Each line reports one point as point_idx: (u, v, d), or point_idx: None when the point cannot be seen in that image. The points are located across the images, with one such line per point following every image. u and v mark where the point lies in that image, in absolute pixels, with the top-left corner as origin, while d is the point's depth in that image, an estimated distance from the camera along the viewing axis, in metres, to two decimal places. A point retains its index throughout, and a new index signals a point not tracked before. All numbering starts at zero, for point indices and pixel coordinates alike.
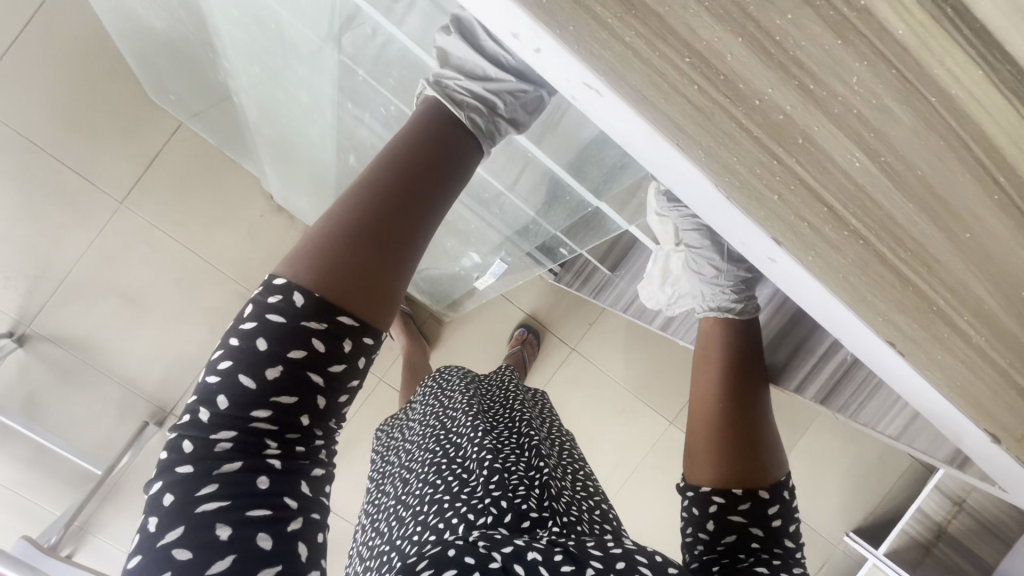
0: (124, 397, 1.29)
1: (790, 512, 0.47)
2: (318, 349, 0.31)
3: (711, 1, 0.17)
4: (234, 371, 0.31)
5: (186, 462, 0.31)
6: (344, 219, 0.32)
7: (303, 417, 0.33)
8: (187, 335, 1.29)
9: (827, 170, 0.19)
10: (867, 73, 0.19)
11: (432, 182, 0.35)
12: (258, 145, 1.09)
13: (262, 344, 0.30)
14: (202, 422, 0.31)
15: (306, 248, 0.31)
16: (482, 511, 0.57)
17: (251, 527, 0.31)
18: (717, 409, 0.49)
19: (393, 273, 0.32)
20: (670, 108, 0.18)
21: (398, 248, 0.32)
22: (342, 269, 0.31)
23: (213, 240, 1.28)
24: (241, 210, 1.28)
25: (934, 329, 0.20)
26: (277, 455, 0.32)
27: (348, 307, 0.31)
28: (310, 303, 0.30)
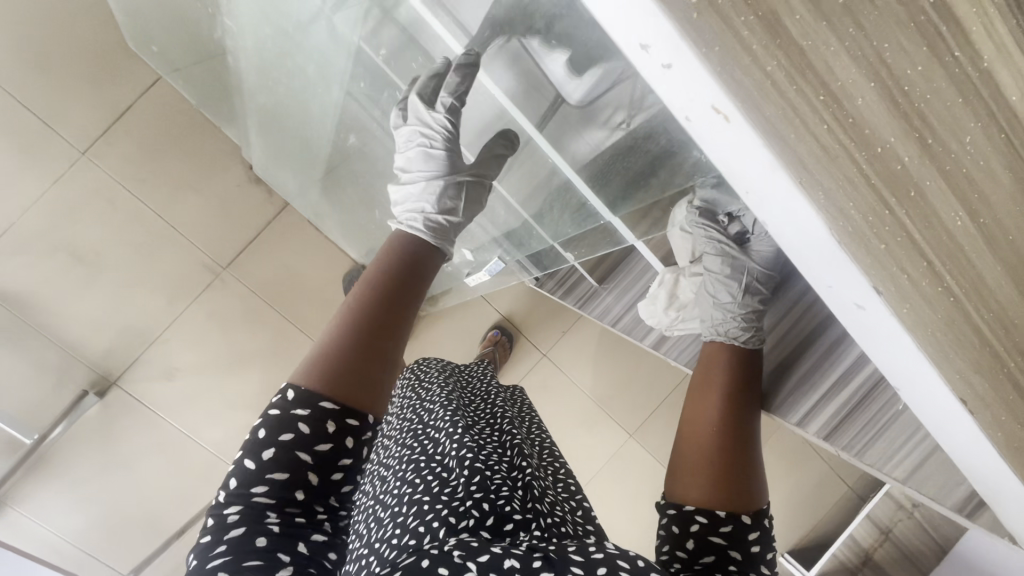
0: (64, 363, 1.24)
1: (768, 540, 0.47)
2: (303, 431, 0.41)
3: (853, 40, 0.17)
4: (242, 457, 0.41)
5: (207, 533, 0.40)
6: (332, 333, 0.44)
7: (298, 490, 0.41)
8: (143, 302, 1.27)
9: (932, 226, 0.19)
10: (978, 134, 0.19)
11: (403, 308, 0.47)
12: (246, 112, 1.04)
13: (262, 433, 0.41)
14: (220, 500, 0.41)
15: (304, 363, 0.43)
16: (464, 514, 0.55)
17: (243, 572, 0.38)
18: (705, 430, 0.50)
19: (369, 368, 0.43)
20: (798, 145, 0.18)
21: (373, 349, 0.44)
22: (328, 369, 0.42)
23: (185, 207, 1.25)
24: (218, 177, 1.26)
25: (1000, 390, 0.21)
26: (277, 522, 0.40)
27: (330, 394, 0.42)
28: (298, 395, 0.41)
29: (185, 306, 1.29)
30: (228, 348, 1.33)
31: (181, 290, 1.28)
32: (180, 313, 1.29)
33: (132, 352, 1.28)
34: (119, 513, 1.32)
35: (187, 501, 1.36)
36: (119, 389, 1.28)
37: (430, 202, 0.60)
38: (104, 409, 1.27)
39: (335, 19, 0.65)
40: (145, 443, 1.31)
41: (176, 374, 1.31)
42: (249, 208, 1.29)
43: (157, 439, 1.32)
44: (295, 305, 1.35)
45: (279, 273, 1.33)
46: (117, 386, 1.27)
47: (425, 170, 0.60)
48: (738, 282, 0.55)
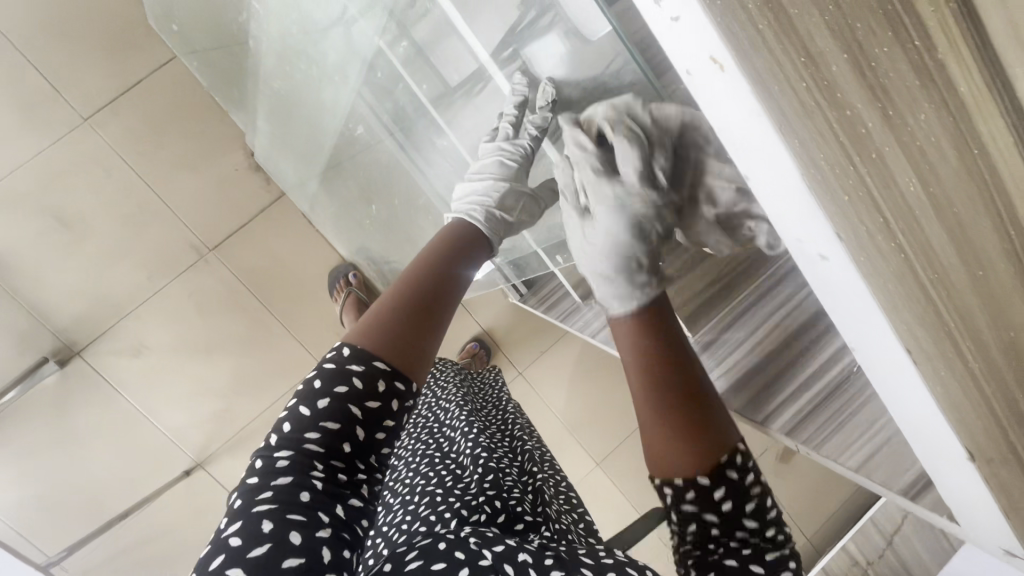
0: (28, 325, 1.20)
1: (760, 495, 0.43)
2: (357, 387, 0.45)
3: (830, 15, 0.20)
4: (296, 404, 0.46)
5: (254, 475, 0.45)
6: (391, 298, 0.51)
7: (344, 444, 0.45)
8: (121, 274, 1.25)
9: (888, 187, 0.22)
10: (931, 116, 0.21)
11: (451, 287, 0.54)
12: (255, 98, 1.07)
13: (317, 381, 0.46)
14: (269, 444, 0.46)
15: (363, 322, 0.49)
16: (476, 508, 0.59)
17: (287, 525, 0.42)
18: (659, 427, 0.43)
19: (423, 334, 0.49)
20: (780, 98, 0.21)
21: (427, 316, 0.50)
22: (385, 327, 0.48)
23: (179, 183, 1.26)
24: (217, 159, 1.27)
25: (940, 346, 0.24)
26: (320, 478, 0.44)
27: (384, 354, 0.47)
28: (354, 351, 0.47)
29: (164, 283, 1.28)
30: (201, 330, 1.31)
31: (163, 266, 1.27)
32: (158, 289, 1.27)
33: (100, 324, 1.25)
34: (58, 490, 1.26)
35: (133, 485, 1.30)
36: (82, 359, 1.24)
37: (491, 201, 0.68)
38: (62, 378, 1.23)
39: (371, 18, 0.73)
40: (98, 419, 1.26)
41: (143, 351, 1.28)
42: (244, 193, 1.30)
43: (112, 416, 1.27)
44: (276, 295, 1.34)
45: (265, 262, 1.33)
46: (80, 356, 1.24)
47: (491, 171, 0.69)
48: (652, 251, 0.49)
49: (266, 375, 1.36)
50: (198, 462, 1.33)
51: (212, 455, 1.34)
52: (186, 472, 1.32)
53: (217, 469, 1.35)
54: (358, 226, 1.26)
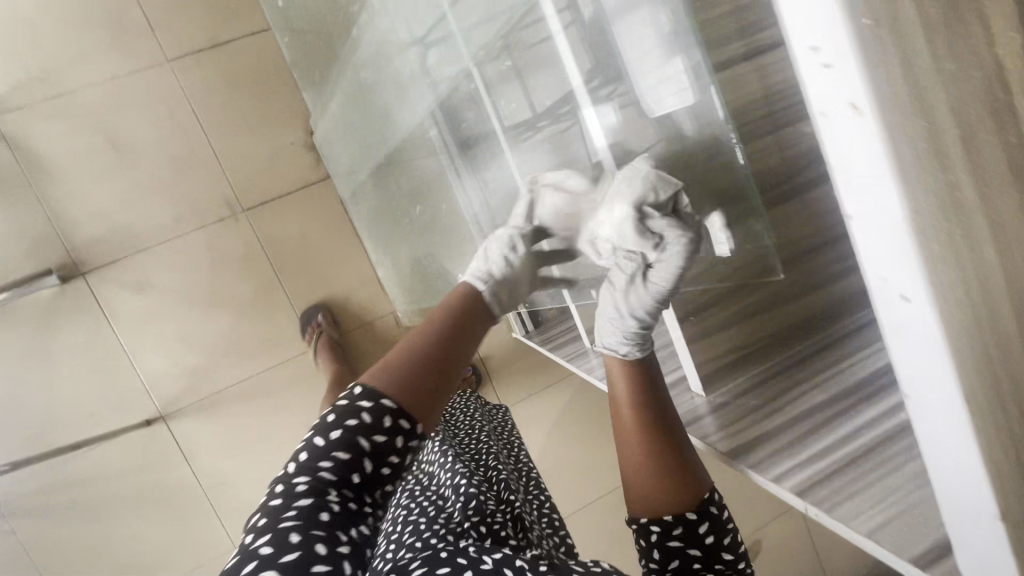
0: (44, 235, 1.20)
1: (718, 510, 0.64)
2: (367, 420, 0.51)
3: (953, 97, 0.24)
4: (312, 437, 0.52)
5: (277, 497, 0.50)
6: (403, 347, 0.57)
7: (354, 474, 0.51)
8: (151, 211, 1.26)
9: (973, 248, 0.25)
10: (1014, 200, 0.25)
11: (464, 344, 0.60)
12: (336, 82, 1.13)
13: (331, 416, 0.52)
14: (290, 470, 0.51)
15: (376, 367, 0.56)
16: (462, 532, 0.67)
17: (312, 538, 0.47)
18: (646, 480, 0.64)
19: (427, 377, 0.55)
20: (905, 153, 0.24)
21: (433, 365, 0.56)
22: (396, 372, 0.55)
23: (233, 142, 1.30)
24: (277, 129, 1.32)
25: (990, 400, 0.26)
26: (336, 502, 0.50)
27: (389, 393, 0.53)
28: (364, 390, 0.53)
29: (188, 230, 1.28)
30: (209, 285, 1.30)
31: (192, 215, 1.29)
32: (181, 234, 1.28)
33: (114, 253, 1.25)
34: (13, 407, 1.21)
35: (89, 421, 1.25)
36: (84, 281, 1.23)
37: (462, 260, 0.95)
38: (59, 294, 1.22)
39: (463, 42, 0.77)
40: (78, 345, 1.24)
41: (145, 289, 1.27)
42: (291, 167, 1.33)
43: (92, 346, 1.24)
44: (292, 269, 1.35)
45: (291, 236, 1.34)
46: (83, 278, 1.23)
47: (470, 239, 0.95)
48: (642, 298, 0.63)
49: (258, 345, 1.34)
50: (162, 414, 1.29)
51: (178, 411, 1.30)
52: (147, 421, 1.27)
53: (178, 426, 1.30)
54: (386, 227, 1.28)
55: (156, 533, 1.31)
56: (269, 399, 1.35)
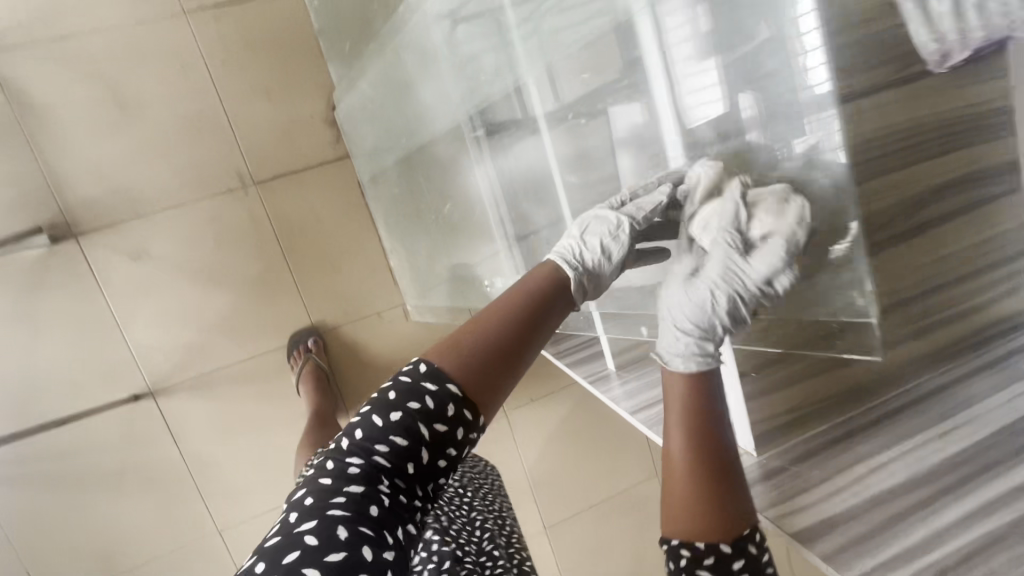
0: (36, 189, 1.11)
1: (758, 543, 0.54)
2: (428, 406, 0.50)
3: None
4: (369, 413, 0.50)
5: (328, 476, 0.48)
6: (472, 323, 0.54)
7: (409, 464, 0.49)
8: (153, 174, 1.17)
9: None
10: None
11: (534, 328, 0.56)
12: (370, 59, 1.05)
13: (392, 393, 0.50)
14: (341, 447, 0.50)
15: (441, 343, 0.53)
16: None
17: (361, 537, 0.45)
18: (683, 497, 0.55)
19: (494, 361, 0.53)
20: None
21: (502, 348, 0.53)
22: (462, 350, 0.52)
23: (249, 108, 1.21)
24: (296, 99, 1.23)
25: None
26: (387, 493, 0.48)
27: (454, 377, 0.51)
28: (429, 368, 0.51)
29: (192, 198, 1.20)
30: (211, 259, 1.22)
31: (198, 182, 1.20)
32: (185, 202, 1.20)
33: (110, 216, 1.16)
34: None
35: (72, 391, 1.18)
36: (75, 243, 1.15)
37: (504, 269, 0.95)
38: (47, 255, 1.13)
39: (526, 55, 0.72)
40: (65, 311, 1.16)
41: (142, 258, 1.19)
42: (309, 141, 1.25)
43: (80, 313, 1.17)
44: (300, 250, 1.27)
45: (302, 214, 1.26)
46: (75, 240, 1.14)
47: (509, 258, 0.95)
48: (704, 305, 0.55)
49: (258, 326, 1.27)
50: (151, 390, 1.23)
51: (168, 388, 1.23)
52: (135, 396, 1.21)
53: (168, 404, 1.24)
54: (406, 219, 1.21)
55: (137, 511, 1.26)
56: (266, 383, 1.29)
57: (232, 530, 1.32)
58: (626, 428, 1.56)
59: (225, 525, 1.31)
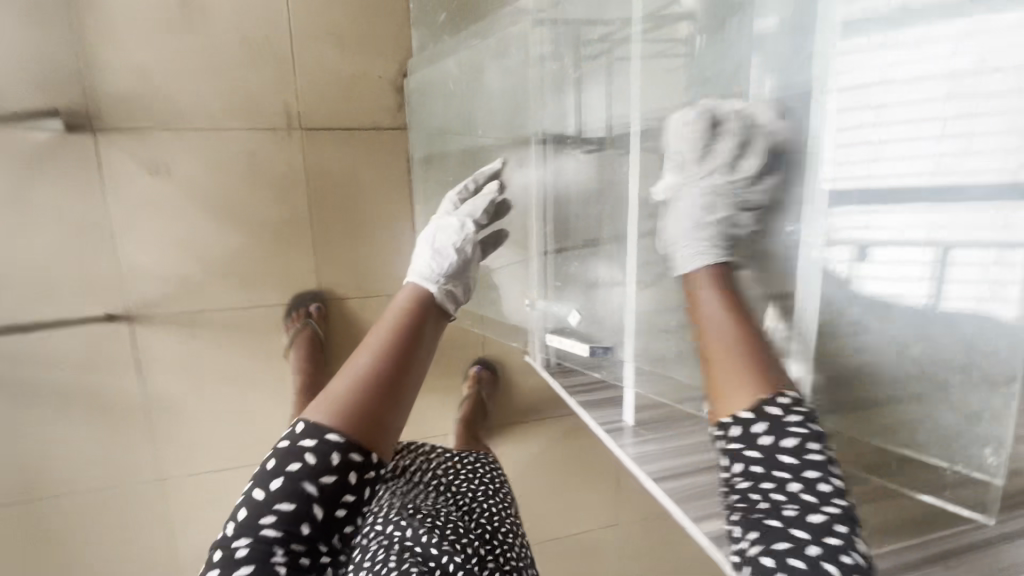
0: (63, 69, 1.01)
1: (791, 409, 0.50)
2: (309, 463, 0.49)
3: None
4: (250, 490, 0.51)
5: (218, 564, 0.49)
6: (351, 375, 0.54)
7: (302, 525, 0.49)
8: (196, 87, 1.08)
9: None
10: None
11: (409, 363, 0.57)
12: (468, 39, 1.01)
13: (269, 463, 0.50)
14: (229, 532, 0.51)
15: (320, 400, 0.53)
16: None
17: None
18: (724, 354, 0.55)
19: (376, 407, 0.52)
20: None
21: (381, 389, 0.53)
22: (342, 399, 0.52)
23: (315, 48, 1.12)
24: (367, 55, 1.16)
25: None
26: (283, 562, 0.49)
27: (334, 431, 0.50)
28: (305, 428, 0.51)
29: (230, 125, 1.10)
30: (233, 193, 1.13)
31: (241, 109, 1.10)
32: (221, 127, 1.10)
33: (137, 118, 1.06)
34: None
35: (41, 293, 1.07)
36: (91, 137, 1.04)
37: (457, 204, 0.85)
38: (58, 142, 1.03)
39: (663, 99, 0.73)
40: (59, 206, 1.05)
41: (159, 172, 1.09)
42: (368, 100, 1.17)
43: (75, 212, 1.06)
44: (328, 209, 1.19)
45: (341, 173, 1.18)
46: (92, 134, 1.04)
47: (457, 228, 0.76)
48: (716, 202, 0.62)
49: (262, 276, 1.18)
50: (129, 314, 1.12)
51: (147, 316, 1.13)
52: (109, 316, 1.10)
53: (143, 333, 1.13)
54: None
55: (76, 438, 1.14)
56: (253, 338, 1.20)
57: (174, 480, 1.21)
58: (603, 474, 1.51)
59: (168, 475, 1.21)
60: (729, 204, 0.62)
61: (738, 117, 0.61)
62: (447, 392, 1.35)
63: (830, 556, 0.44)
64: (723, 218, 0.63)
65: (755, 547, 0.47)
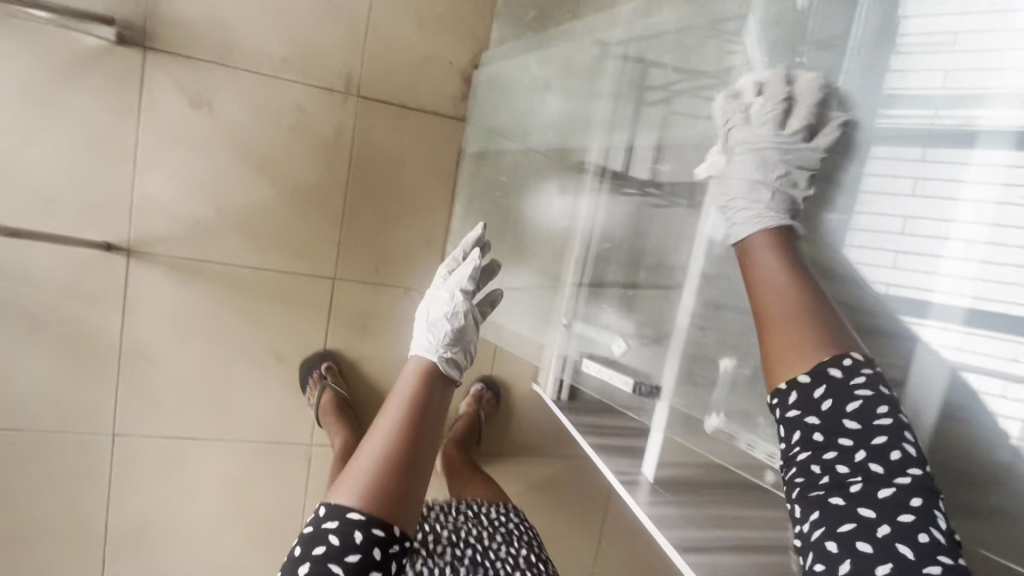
0: None
1: (872, 379, 0.50)
2: (332, 543, 0.55)
3: None
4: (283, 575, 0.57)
5: None
6: (373, 453, 0.60)
7: None
8: (263, 30, 1.02)
9: None
10: None
11: (426, 434, 0.63)
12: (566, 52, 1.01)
13: (297, 548, 0.57)
14: None
15: (343, 481, 0.59)
16: None
17: None
18: (789, 311, 0.56)
19: (396, 477, 0.59)
20: None
21: (401, 462, 0.59)
22: (365, 475, 0.58)
23: (393, 19, 1.08)
24: (444, 40, 1.11)
25: None
26: None
27: (354, 509, 0.56)
28: (327, 510, 0.57)
29: (287, 76, 1.05)
30: (271, 146, 1.06)
31: (304, 63, 1.05)
32: (278, 76, 1.04)
33: (194, 47, 1.00)
34: None
35: (42, 205, 0.98)
36: (140, 55, 0.98)
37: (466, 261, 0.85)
38: (105, 52, 0.96)
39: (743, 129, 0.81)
40: (86, 118, 0.97)
41: (201, 107, 1.02)
42: (434, 83, 1.12)
43: (102, 128, 0.98)
44: (366, 185, 1.11)
45: (389, 151, 1.12)
46: (142, 52, 0.98)
47: (453, 298, 0.78)
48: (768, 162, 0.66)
49: (280, 239, 1.09)
50: (129, 247, 1.03)
51: (149, 254, 1.04)
52: (108, 246, 1.01)
53: (139, 271, 1.04)
54: (488, 212, 1.14)
55: (36, 369, 1.03)
56: (255, 301, 1.10)
57: (129, 437, 1.09)
58: (589, 530, 1.38)
59: (125, 431, 1.09)
60: (791, 162, 0.66)
61: (805, 82, 0.68)
62: None
63: (905, 536, 0.44)
64: (781, 173, 0.66)
65: (817, 528, 0.48)
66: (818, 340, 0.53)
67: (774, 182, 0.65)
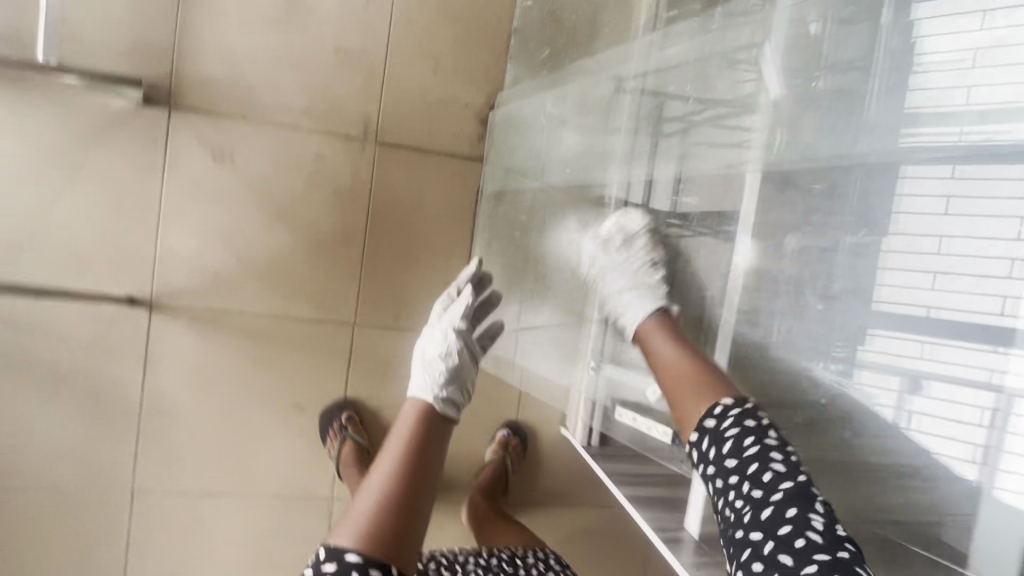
0: (158, 44, 0.99)
1: (739, 413, 0.64)
2: None
3: None
4: None
5: None
6: (373, 493, 0.56)
7: None
8: (282, 83, 1.04)
9: None
10: None
11: (428, 472, 0.59)
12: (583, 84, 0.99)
13: None
14: None
15: (343, 524, 0.54)
16: None
17: None
18: (681, 378, 0.72)
19: (399, 517, 0.54)
20: None
21: (403, 501, 0.56)
22: (367, 514, 0.54)
23: (408, 66, 1.09)
24: (459, 83, 1.12)
25: None
26: None
27: (353, 549, 0.51)
28: (325, 553, 0.52)
29: (305, 126, 1.06)
30: (291, 194, 1.06)
31: (321, 113, 1.06)
32: (297, 126, 1.06)
33: (217, 103, 1.02)
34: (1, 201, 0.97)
35: (68, 261, 0.99)
36: (165, 113, 1.00)
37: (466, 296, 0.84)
38: (132, 112, 0.99)
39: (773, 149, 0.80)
40: (113, 175, 0.99)
41: (223, 160, 1.03)
42: (450, 126, 1.12)
43: (127, 185, 1.00)
44: (385, 229, 1.11)
45: (407, 195, 1.11)
46: (168, 110, 1.00)
47: (449, 337, 0.77)
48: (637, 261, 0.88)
49: (300, 286, 1.08)
50: (151, 300, 1.03)
51: (170, 306, 1.04)
52: (131, 299, 1.01)
53: (161, 323, 1.04)
54: (508, 248, 1.09)
55: (59, 426, 1.02)
56: (274, 350, 1.09)
57: (148, 493, 1.07)
58: None
59: (145, 488, 1.07)
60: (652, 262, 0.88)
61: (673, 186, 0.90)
62: (468, 452, 1.19)
63: (784, 544, 0.53)
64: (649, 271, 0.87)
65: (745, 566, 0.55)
66: (704, 392, 0.69)
67: (640, 270, 0.87)
